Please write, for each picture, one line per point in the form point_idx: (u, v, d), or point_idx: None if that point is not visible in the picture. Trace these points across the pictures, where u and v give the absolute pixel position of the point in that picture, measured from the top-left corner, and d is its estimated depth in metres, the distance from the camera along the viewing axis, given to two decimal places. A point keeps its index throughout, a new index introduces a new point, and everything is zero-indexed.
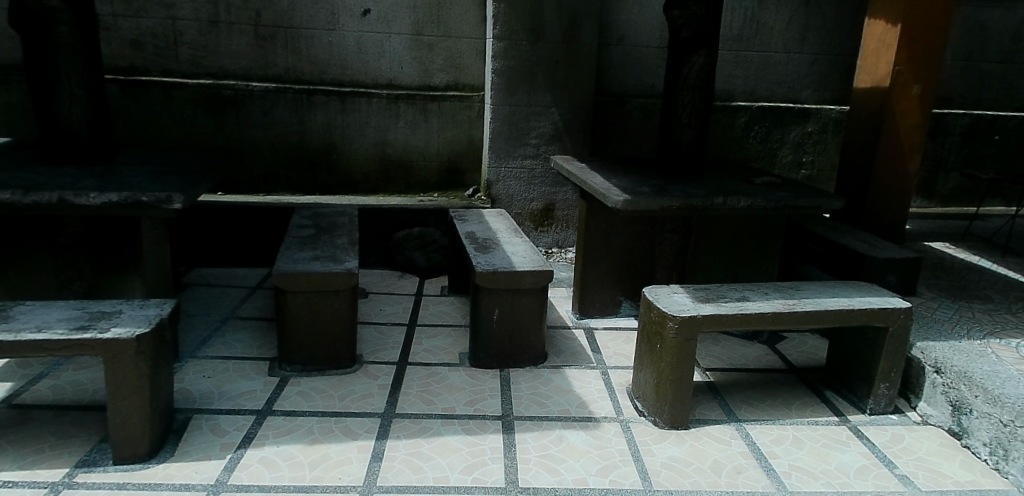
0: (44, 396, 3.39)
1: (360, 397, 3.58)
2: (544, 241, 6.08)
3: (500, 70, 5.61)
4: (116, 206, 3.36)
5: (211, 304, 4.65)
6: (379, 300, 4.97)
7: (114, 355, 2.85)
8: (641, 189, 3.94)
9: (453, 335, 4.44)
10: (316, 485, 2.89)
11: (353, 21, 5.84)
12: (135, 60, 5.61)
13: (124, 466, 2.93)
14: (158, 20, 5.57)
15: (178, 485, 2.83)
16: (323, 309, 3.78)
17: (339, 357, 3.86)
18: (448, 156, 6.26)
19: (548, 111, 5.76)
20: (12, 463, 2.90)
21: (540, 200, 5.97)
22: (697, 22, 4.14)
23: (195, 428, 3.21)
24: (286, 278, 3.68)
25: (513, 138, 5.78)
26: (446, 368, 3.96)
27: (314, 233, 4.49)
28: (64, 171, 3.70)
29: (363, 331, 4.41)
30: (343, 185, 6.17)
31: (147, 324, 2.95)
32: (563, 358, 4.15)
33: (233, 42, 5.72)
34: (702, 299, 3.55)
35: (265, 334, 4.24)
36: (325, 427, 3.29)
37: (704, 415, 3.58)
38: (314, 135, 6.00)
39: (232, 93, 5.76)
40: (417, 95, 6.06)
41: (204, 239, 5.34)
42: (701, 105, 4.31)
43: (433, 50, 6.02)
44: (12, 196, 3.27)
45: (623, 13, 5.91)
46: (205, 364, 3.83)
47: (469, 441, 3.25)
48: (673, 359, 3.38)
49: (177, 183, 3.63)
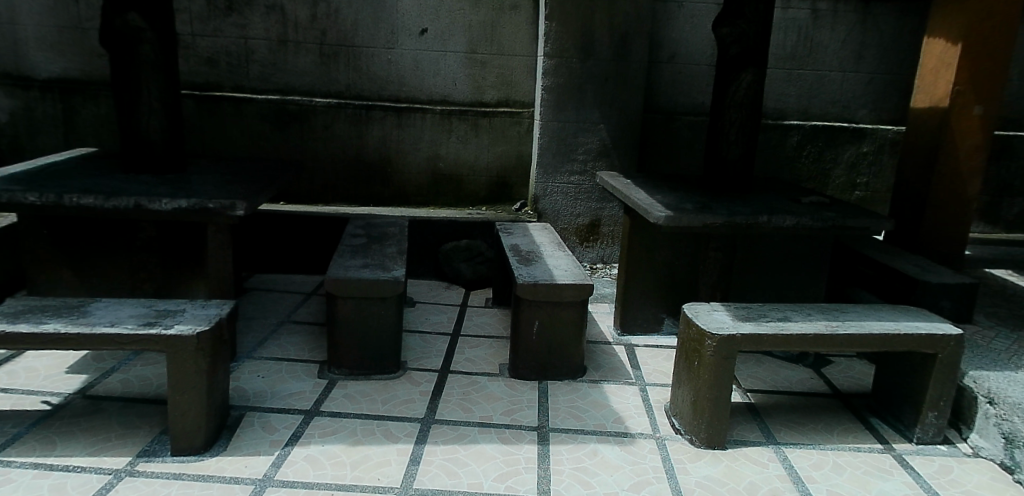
0: (115, 388, 3.63)
1: (402, 402, 3.72)
2: (589, 257, 6.15)
3: (550, 86, 5.72)
4: (184, 211, 3.57)
5: (268, 308, 4.87)
6: (424, 309, 5.12)
7: (177, 352, 3.03)
8: (684, 206, 3.98)
9: (494, 346, 4.54)
10: (356, 485, 3.02)
11: (410, 39, 6.04)
12: (209, 76, 5.94)
13: (181, 457, 3.10)
14: (232, 39, 5.89)
15: (228, 478, 2.99)
16: (370, 316, 3.93)
17: (385, 363, 4.00)
18: (497, 171, 6.38)
19: (597, 128, 5.83)
20: (82, 449, 3.11)
21: (585, 215, 6.04)
22: (746, 40, 4.15)
23: (247, 425, 3.38)
24: (336, 284, 3.87)
25: (560, 154, 5.87)
26: (486, 378, 4.07)
27: (365, 242, 4.67)
28: (141, 179, 3.96)
29: (408, 339, 4.56)
30: (395, 198, 6.37)
31: (207, 323, 3.14)
32: (602, 373, 4.21)
33: (299, 59, 5.99)
34: (742, 318, 3.56)
35: (317, 339, 4.42)
36: (367, 429, 3.43)
37: (742, 436, 3.59)
38: (368, 150, 6.22)
39: (296, 108, 6.03)
40: (468, 111, 6.20)
41: (263, 244, 5.58)
42: (748, 122, 4.32)
43: (486, 67, 6.16)
44: (94, 201, 3.51)
45: (674, 31, 5.97)
46: (262, 365, 4.02)
47: (504, 450, 3.34)
48: (711, 377, 3.40)
49: (241, 191, 3.83)
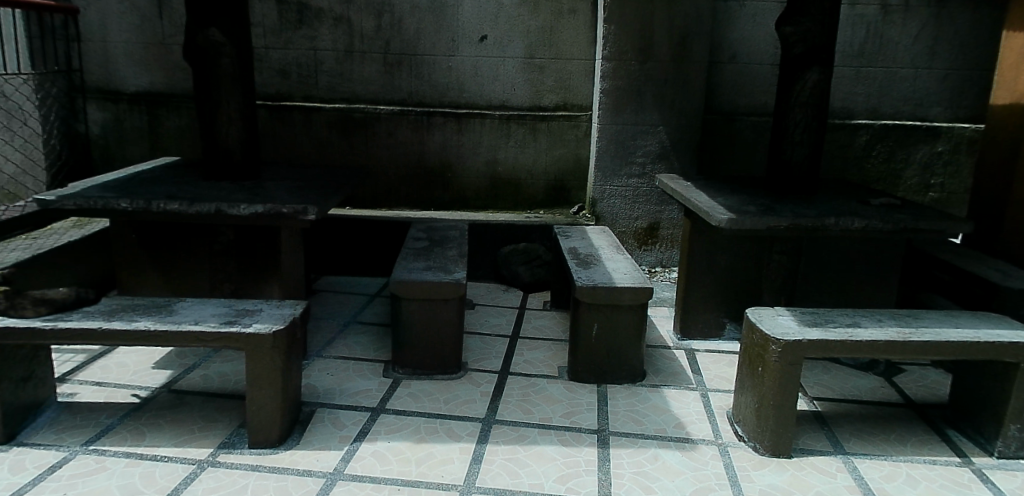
0: (196, 383, 3.82)
1: (463, 402, 3.79)
2: (648, 260, 6.13)
3: (608, 89, 5.74)
4: (261, 216, 3.73)
5: (335, 309, 5.03)
6: (483, 312, 5.20)
7: (255, 349, 3.17)
8: (747, 208, 3.95)
9: (553, 348, 4.58)
10: (420, 481, 3.10)
11: (471, 46, 6.14)
12: (281, 87, 6.17)
13: (257, 449, 3.25)
14: (302, 51, 6.11)
15: (301, 470, 3.11)
16: (433, 317, 4.02)
17: (447, 364, 4.09)
18: (555, 174, 6.42)
19: (656, 130, 5.81)
20: (168, 440, 3.29)
21: (644, 219, 6.03)
22: (812, 38, 4.08)
23: (317, 420, 3.52)
24: (400, 286, 3.98)
25: (619, 157, 5.87)
26: (545, 380, 4.11)
27: (427, 245, 4.78)
28: (220, 186, 4.16)
29: (468, 340, 4.64)
30: (455, 202, 6.49)
31: (282, 322, 3.27)
32: (662, 377, 4.20)
33: (365, 69, 6.16)
34: (809, 323, 3.50)
35: (381, 339, 4.54)
36: (430, 428, 3.51)
37: (810, 445, 3.53)
38: (430, 155, 6.35)
39: (362, 116, 6.21)
40: (527, 115, 6.26)
41: (330, 248, 5.77)
42: (814, 122, 4.24)
43: (544, 72, 6.20)
44: (180, 206, 3.71)
45: (735, 31, 5.91)
46: (330, 363, 4.17)
47: (564, 452, 3.37)
48: (776, 383, 3.35)
49: (313, 197, 3.98)
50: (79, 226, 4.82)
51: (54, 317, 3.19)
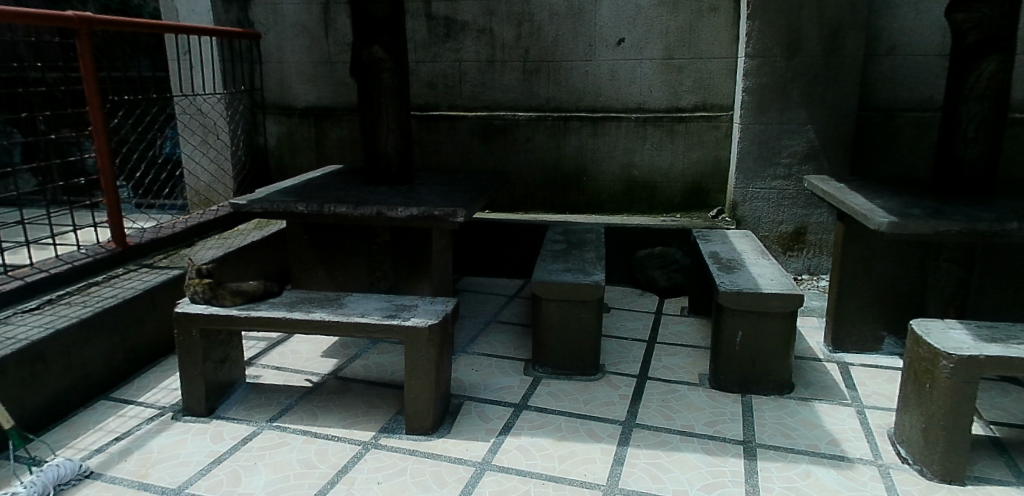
0: (359, 372, 4.10)
1: (603, 403, 3.82)
2: (794, 266, 5.87)
3: (751, 88, 5.57)
4: (416, 218, 3.95)
5: (478, 308, 5.22)
6: (620, 315, 5.20)
7: (413, 341, 3.37)
8: (912, 211, 3.70)
9: (693, 355, 4.50)
10: (564, 477, 3.16)
11: (609, 50, 6.16)
12: (428, 98, 6.51)
13: (413, 435, 3.45)
14: (448, 63, 6.40)
15: (452, 458, 3.26)
16: (574, 318, 4.08)
17: (587, 364, 4.13)
18: (693, 177, 6.29)
19: (804, 128, 5.57)
20: (338, 421, 3.55)
21: (790, 223, 5.79)
22: (988, 24, 3.77)
23: (465, 412, 3.67)
24: (541, 286, 4.06)
25: (763, 158, 5.68)
26: (685, 387, 4.05)
27: (565, 247, 4.85)
28: (378, 190, 4.45)
29: (605, 343, 4.66)
30: (590, 205, 6.52)
31: (436, 317, 3.44)
32: (813, 391, 4.01)
33: (506, 78, 6.35)
34: (986, 339, 3.23)
35: (522, 338, 4.66)
36: (571, 426, 3.57)
37: (987, 473, 3.25)
38: (567, 160, 6.43)
39: (502, 123, 6.41)
40: (664, 117, 6.18)
41: (471, 250, 5.99)
42: (991, 116, 3.92)
43: (683, 72, 6.09)
44: (346, 209, 4.01)
45: (894, 21, 5.55)
46: (475, 359, 4.33)
47: (709, 461, 3.31)
48: (947, 401, 3.12)
49: (462, 200, 4.16)
50: (260, 227, 5.24)
51: (247, 306, 3.52)
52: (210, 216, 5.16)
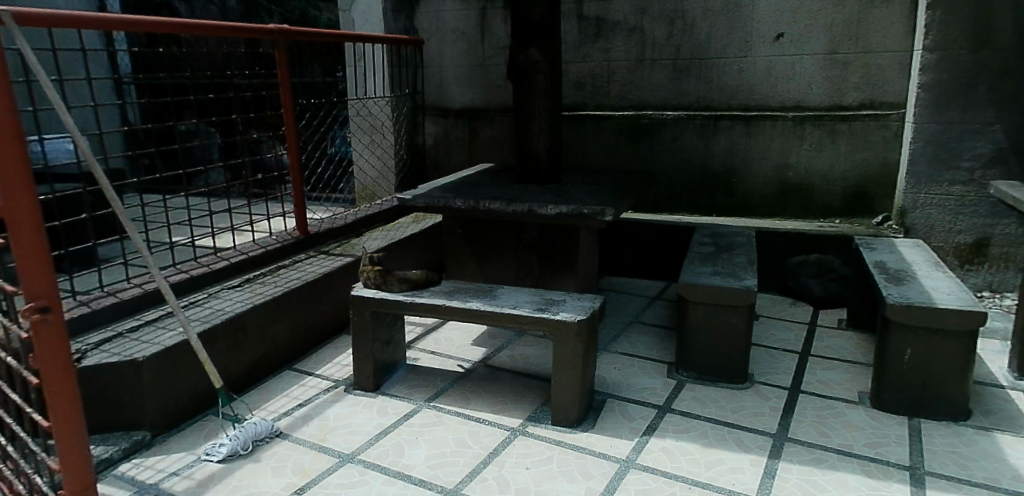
0: (506, 361, 4.22)
1: (752, 413, 3.68)
2: (972, 281, 5.36)
3: (927, 84, 5.15)
4: (565, 216, 4.01)
5: (621, 307, 5.20)
6: (770, 324, 4.98)
7: (562, 335, 3.43)
8: None
9: (851, 371, 4.23)
10: (711, 483, 3.08)
11: (766, 46, 5.90)
12: (576, 97, 6.60)
13: (558, 426, 3.51)
14: (597, 63, 6.45)
15: (597, 452, 3.29)
16: (723, 323, 3.96)
17: (735, 372, 4.00)
18: (856, 180, 5.89)
19: (990, 128, 5.06)
20: (487, 407, 3.68)
21: (969, 233, 5.29)
22: None
23: (609, 409, 3.68)
24: (689, 289, 3.98)
25: (939, 161, 5.23)
26: (843, 404, 3.82)
27: (713, 250, 4.72)
28: (528, 188, 4.56)
29: (754, 352, 4.48)
30: (739, 208, 6.30)
31: (584, 312, 3.48)
32: (993, 420, 3.65)
33: (655, 76, 6.28)
34: None
35: (666, 341, 4.59)
36: (718, 434, 3.47)
37: None
38: (715, 160, 6.25)
39: (649, 122, 6.35)
40: (825, 115, 5.83)
41: (617, 249, 5.98)
42: None
43: (848, 68, 5.71)
44: (500, 205, 4.14)
45: None
46: (618, 358, 4.32)
47: (870, 484, 3.11)
48: None
49: (611, 199, 4.17)
50: (416, 220, 5.51)
51: (412, 293, 3.73)
52: (374, 209, 5.52)
